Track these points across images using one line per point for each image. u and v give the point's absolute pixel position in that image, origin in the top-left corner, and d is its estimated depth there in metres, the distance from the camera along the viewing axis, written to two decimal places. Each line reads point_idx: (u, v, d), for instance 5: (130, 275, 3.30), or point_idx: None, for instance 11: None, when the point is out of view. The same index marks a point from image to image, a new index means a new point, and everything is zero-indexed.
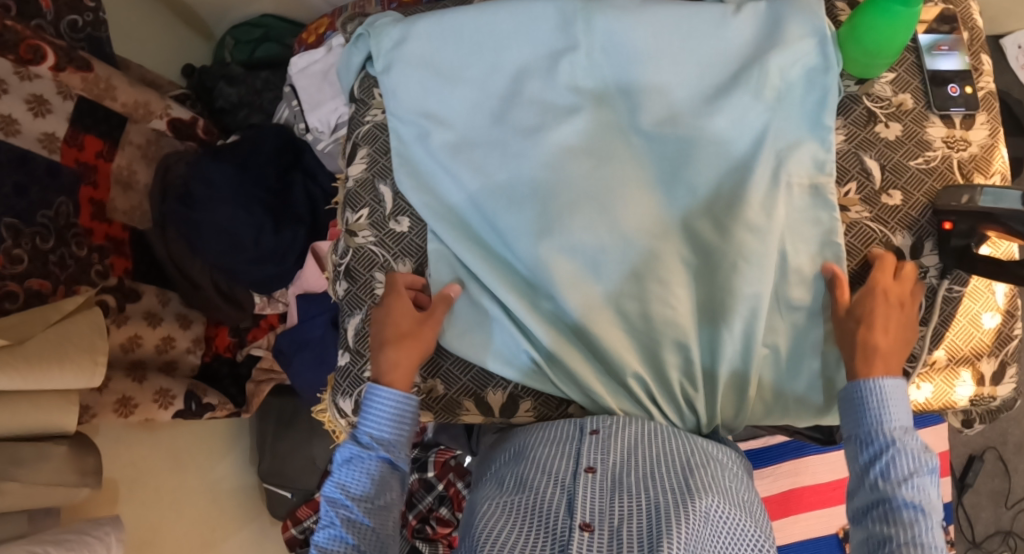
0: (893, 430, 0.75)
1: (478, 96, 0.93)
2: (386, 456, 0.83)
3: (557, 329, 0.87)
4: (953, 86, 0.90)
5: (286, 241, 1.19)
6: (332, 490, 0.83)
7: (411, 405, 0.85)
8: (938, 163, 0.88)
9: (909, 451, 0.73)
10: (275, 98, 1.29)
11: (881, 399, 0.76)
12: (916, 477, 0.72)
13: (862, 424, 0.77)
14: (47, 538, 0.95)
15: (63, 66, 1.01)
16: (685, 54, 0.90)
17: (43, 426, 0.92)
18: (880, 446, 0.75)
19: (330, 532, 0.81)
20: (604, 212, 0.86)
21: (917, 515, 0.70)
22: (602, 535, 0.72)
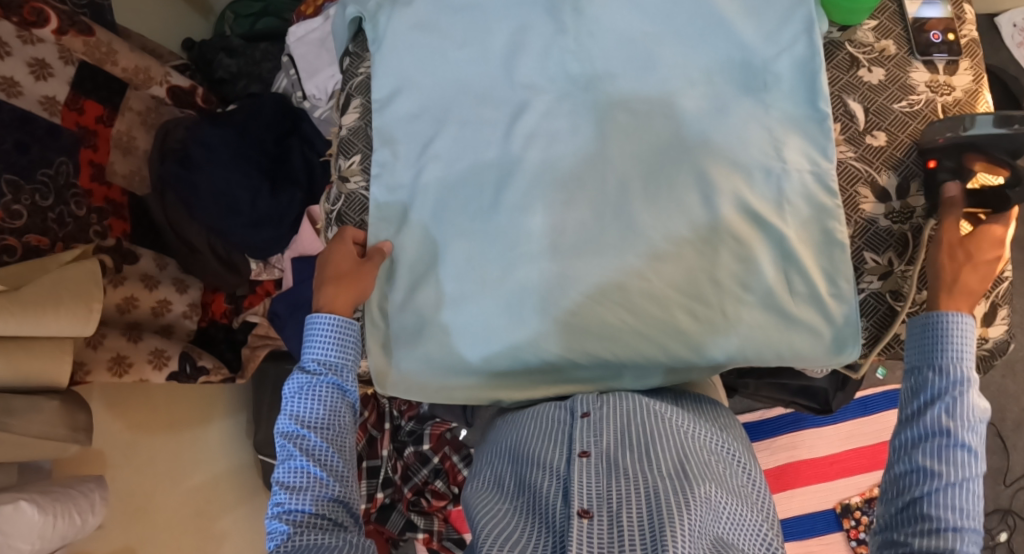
0: (965, 365, 0.76)
1: (462, 78, 0.93)
2: (335, 379, 0.86)
3: (534, 306, 0.86)
4: (934, 32, 0.90)
5: (283, 205, 1.21)
6: (286, 424, 0.85)
7: (351, 327, 0.88)
8: (921, 107, 0.89)
9: (969, 395, 0.75)
10: (274, 68, 1.32)
11: (962, 333, 0.77)
12: (974, 421, 0.75)
13: (936, 353, 0.78)
14: (34, 489, 0.96)
15: (66, 30, 1.04)
16: (673, 35, 0.87)
17: (38, 377, 0.94)
18: (949, 383, 0.76)
19: (291, 464, 0.83)
20: (583, 191, 0.87)
21: (962, 452, 0.74)
22: (602, 520, 0.76)
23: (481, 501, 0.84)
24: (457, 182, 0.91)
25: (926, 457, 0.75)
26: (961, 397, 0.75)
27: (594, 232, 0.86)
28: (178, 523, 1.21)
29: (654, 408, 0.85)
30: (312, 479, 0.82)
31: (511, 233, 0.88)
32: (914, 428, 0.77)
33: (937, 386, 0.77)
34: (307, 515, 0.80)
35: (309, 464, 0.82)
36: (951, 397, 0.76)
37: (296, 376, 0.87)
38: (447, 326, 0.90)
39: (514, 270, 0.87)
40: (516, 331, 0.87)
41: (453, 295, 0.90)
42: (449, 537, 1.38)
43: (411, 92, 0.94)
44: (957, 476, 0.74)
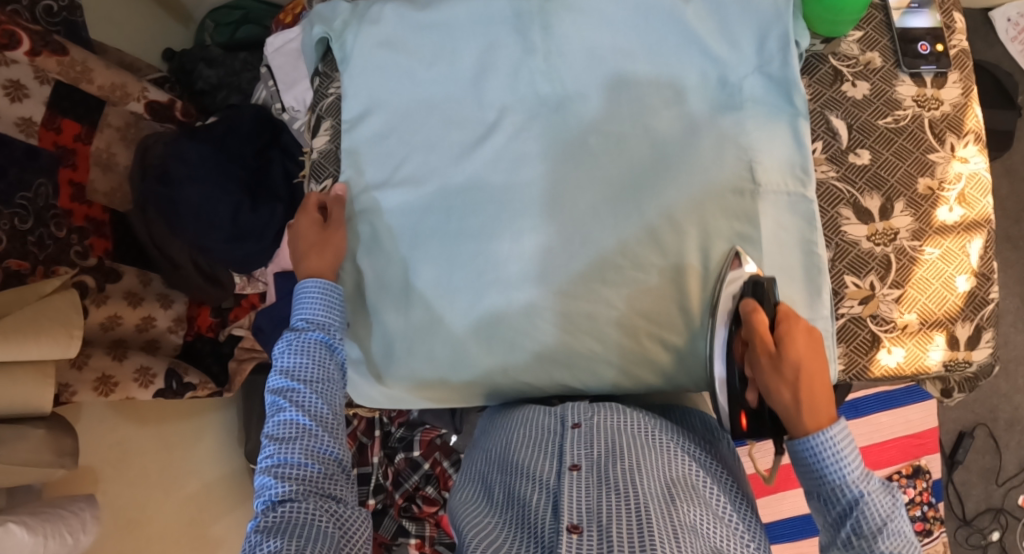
0: (856, 480, 0.69)
1: (430, 98, 0.92)
2: (324, 333, 0.87)
3: (500, 332, 0.86)
4: (922, 43, 0.87)
5: (263, 218, 1.19)
6: (276, 380, 0.85)
7: (337, 290, 0.89)
8: (907, 122, 0.86)
9: (875, 499, 0.68)
10: (253, 78, 1.30)
11: (836, 452, 0.69)
12: (890, 523, 0.68)
13: (822, 478, 0.70)
14: (25, 510, 0.98)
15: (38, 50, 1.03)
16: (644, 53, 0.85)
17: (22, 404, 0.95)
18: (848, 502, 0.69)
19: (281, 417, 0.82)
20: (553, 214, 0.86)
21: None
22: (591, 535, 0.75)
23: (471, 514, 0.84)
24: (431, 205, 0.90)
25: None
26: (873, 510, 0.68)
27: (565, 257, 0.85)
28: (172, 536, 1.23)
29: (647, 423, 0.85)
30: (300, 430, 0.82)
31: (480, 259, 0.87)
32: None
33: (843, 511, 0.70)
34: (301, 467, 0.79)
35: (298, 414, 0.82)
36: (861, 519, 0.68)
37: (285, 337, 0.88)
38: (416, 352, 0.89)
39: (482, 297, 0.87)
40: (485, 359, 0.87)
41: (421, 325, 0.89)
42: (441, 541, 1.37)
43: (382, 112, 0.93)
44: None
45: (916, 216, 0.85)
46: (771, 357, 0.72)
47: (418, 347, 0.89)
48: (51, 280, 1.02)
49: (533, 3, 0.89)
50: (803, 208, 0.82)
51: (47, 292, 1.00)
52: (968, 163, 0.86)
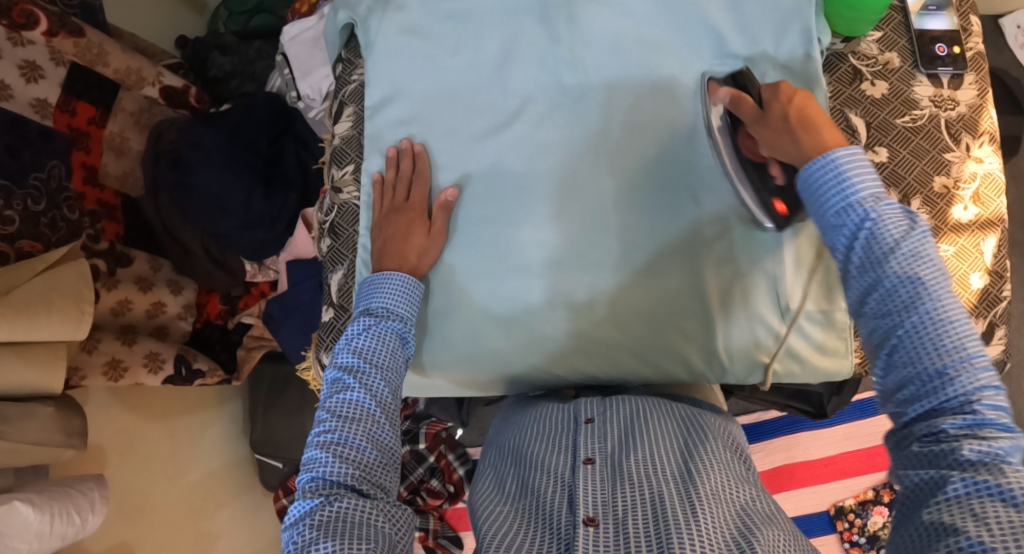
0: (865, 198, 0.64)
1: (454, 86, 0.92)
2: (402, 324, 0.81)
3: (520, 321, 0.87)
4: (940, 45, 0.89)
5: (276, 207, 1.19)
6: (347, 358, 0.78)
7: (418, 286, 0.85)
8: (924, 122, 0.88)
9: (890, 214, 0.63)
10: (268, 66, 1.29)
11: (844, 169, 0.65)
12: (906, 240, 0.62)
13: (831, 199, 0.66)
14: (32, 489, 0.97)
15: (55, 31, 1.02)
16: (668, 45, 0.86)
17: (32, 385, 0.94)
18: (858, 222, 0.64)
19: (345, 397, 0.76)
20: (575, 204, 0.87)
21: (916, 290, 0.61)
22: (607, 527, 0.74)
23: (485, 503, 0.83)
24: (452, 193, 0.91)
25: (892, 325, 0.61)
26: (888, 225, 0.63)
27: (584, 246, 0.86)
28: (175, 524, 1.22)
29: (656, 416, 0.86)
30: (365, 413, 0.75)
31: (501, 247, 0.88)
32: (867, 317, 0.63)
33: (854, 231, 0.64)
34: (364, 454, 0.73)
35: (364, 398, 0.76)
36: (875, 235, 0.63)
37: (359, 319, 0.82)
38: (435, 340, 0.90)
39: (502, 285, 0.88)
40: (504, 346, 0.88)
41: (442, 312, 0.89)
42: (444, 534, 1.39)
43: (404, 98, 0.94)
44: (932, 323, 0.60)
45: (932, 214, 0.86)
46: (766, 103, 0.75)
47: (436, 334, 0.90)
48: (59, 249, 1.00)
49: None
50: None
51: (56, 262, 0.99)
52: (982, 163, 0.88)
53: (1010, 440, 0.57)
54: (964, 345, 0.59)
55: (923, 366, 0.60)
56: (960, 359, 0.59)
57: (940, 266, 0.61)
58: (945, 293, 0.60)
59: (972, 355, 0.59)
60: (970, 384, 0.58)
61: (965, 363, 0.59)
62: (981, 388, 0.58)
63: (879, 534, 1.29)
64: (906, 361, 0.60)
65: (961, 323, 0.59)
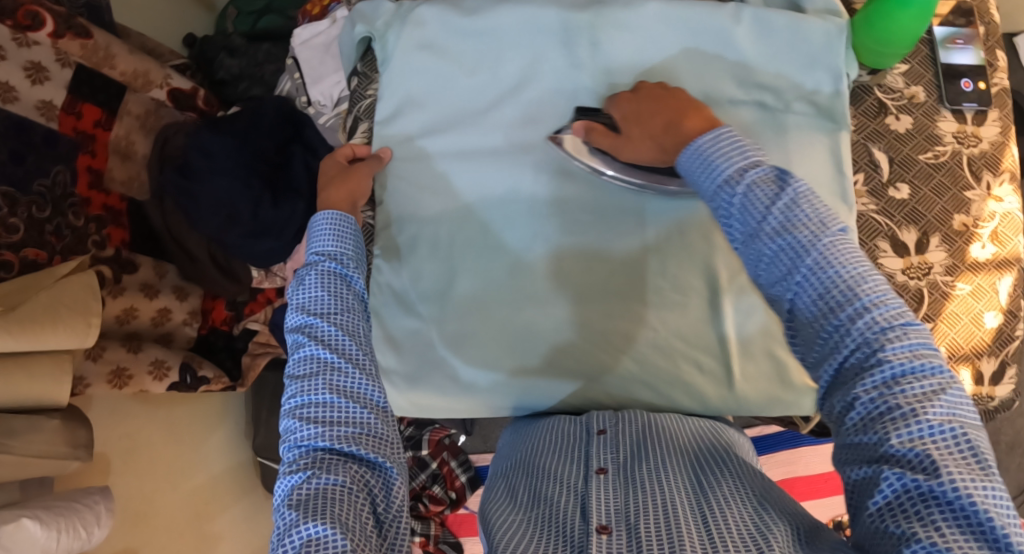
0: (732, 172, 0.67)
1: (474, 107, 0.91)
2: (335, 262, 0.80)
3: (536, 348, 0.87)
4: (966, 80, 0.88)
5: (284, 215, 1.15)
6: (295, 316, 0.78)
7: (349, 220, 0.83)
8: (947, 158, 0.87)
9: (757, 182, 0.66)
10: (276, 70, 1.26)
11: (715, 147, 0.69)
12: (778, 203, 0.64)
13: (706, 179, 0.69)
14: (37, 504, 0.96)
15: (61, 33, 1.00)
16: (694, 74, 0.86)
17: (37, 395, 0.93)
18: (732, 196, 0.67)
19: (301, 355, 0.76)
20: (596, 234, 0.87)
21: (796, 251, 0.63)
22: (621, 535, 0.72)
23: (497, 513, 0.79)
24: (468, 218, 0.89)
25: (783, 291, 0.63)
26: (756, 195, 0.65)
27: (604, 277, 0.87)
28: (178, 529, 1.22)
29: (672, 426, 0.84)
30: (321, 365, 0.75)
31: (520, 273, 0.88)
32: (762, 285, 0.65)
33: (727, 207, 0.67)
34: (329, 407, 0.73)
35: (320, 350, 0.75)
36: (749, 205, 0.65)
37: (302, 269, 0.81)
38: (449, 366, 0.89)
39: (520, 312, 0.87)
40: (519, 372, 0.87)
41: (456, 337, 0.89)
42: (446, 540, 1.40)
43: (419, 117, 0.92)
44: (818, 284, 0.61)
45: (950, 252, 0.86)
46: (618, 104, 0.84)
47: (451, 360, 0.89)
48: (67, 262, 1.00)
49: (583, 15, 0.88)
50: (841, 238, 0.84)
51: (64, 273, 0.98)
52: (1002, 202, 0.87)
53: (946, 394, 0.57)
54: (856, 293, 0.60)
55: (822, 325, 0.61)
56: (858, 314, 0.60)
57: (811, 219, 0.63)
58: (823, 244, 0.62)
59: (872, 301, 0.60)
60: (875, 339, 0.59)
61: (862, 318, 0.60)
62: (894, 346, 0.58)
63: None
64: (807, 327, 0.62)
65: (854, 268, 0.61)
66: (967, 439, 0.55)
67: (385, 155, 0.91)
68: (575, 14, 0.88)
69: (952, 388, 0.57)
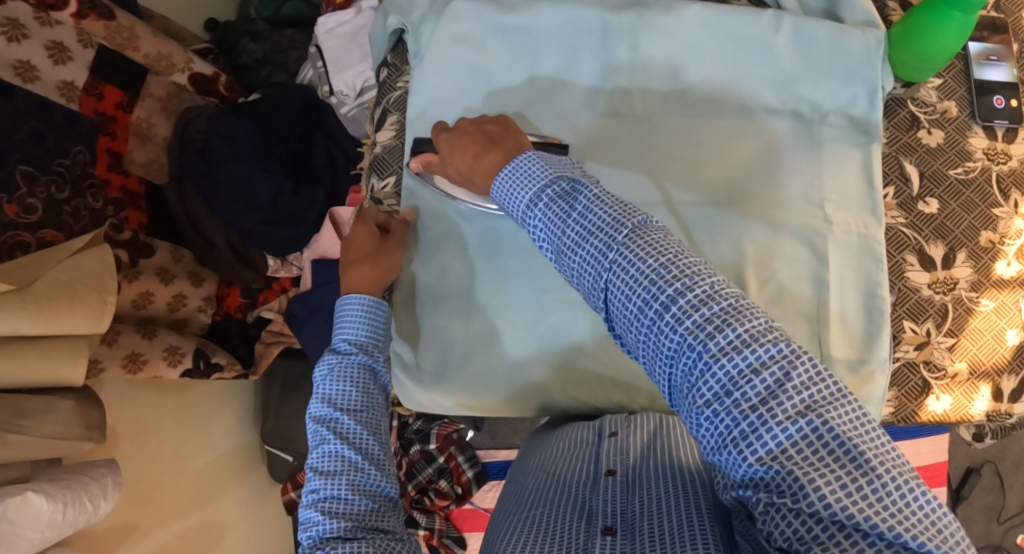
0: (536, 192, 0.69)
1: (509, 105, 0.90)
2: (367, 357, 0.81)
3: (558, 352, 0.87)
4: (998, 97, 0.88)
5: (304, 203, 1.17)
6: (318, 407, 0.78)
7: (383, 309, 0.84)
8: (977, 175, 0.87)
9: (555, 199, 0.68)
10: (300, 57, 1.26)
11: (523, 169, 0.71)
12: (576, 212, 0.66)
13: (518, 202, 0.71)
14: (45, 477, 0.96)
15: (85, 13, 0.99)
16: (730, 82, 0.86)
17: (50, 378, 0.91)
18: (537, 216, 0.69)
19: (325, 450, 0.75)
20: None
21: (599, 260, 0.64)
22: (625, 535, 0.73)
23: (506, 516, 0.80)
24: (497, 219, 0.89)
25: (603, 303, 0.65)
26: (554, 212, 0.68)
27: None
28: (184, 515, 1.21)
29: (681, 428, 0.84)
30: (346, 463, 0.74)
31: (547, 275, 0.87)
32: (587, 298, 0.66)
33: (540, 223, 0.69)
34: (349, 502, 0.72)
35: (344, 447, 0.75)
36: (553, 221, 0.68)
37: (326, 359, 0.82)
38: (473, 366, 0.88)
39: (548, 312, 0.87)
40: (544, 376, 0.88)
41: (481, 338, 0.88)
42: (449, 534, 1.40)
43: (451, 113, 0.91)
44: (628, 293, 0.62)
45: (976, 268, 0.86)
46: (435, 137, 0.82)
47: (475, 361, 0.88)
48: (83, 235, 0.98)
49: (622, 17, 0.87)
50: (868, 249, 0.84)
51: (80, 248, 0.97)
52: None
53: (783, 384, 0.57)
54: (659, 287, 0.61)
55: (637, 335, 0.62)
56: (665, 310, 0.60)
57: (603, 224, 0.65)
58: (619, 242, 0.63)
59: (680, 289, 0.60)
60: (688, 341, 0.59)
61: (671, 317, 0.60)
62: (716, 344, 0.58)
63: None
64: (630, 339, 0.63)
65: (653, 260, 0.62)
66: (826, 427, 0.55)
67: (410, 218, 0.90)
68: (615, 15, 0.88)
69: (795, 368, 0.57)
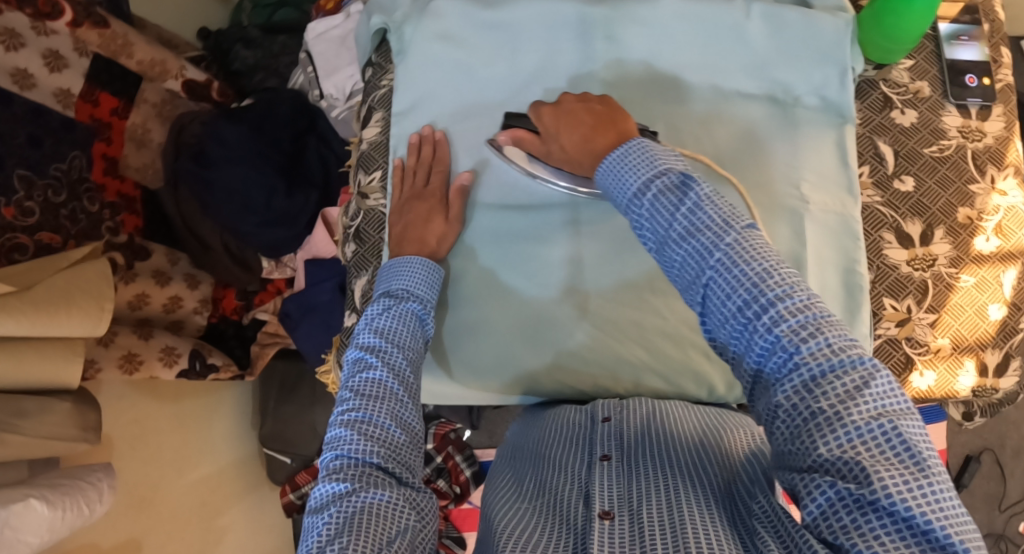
0: (639, 179, 0.67)
1: (489, 99, 0.92)
2: (422, 306, 0.81)
3: (543, 339, 0.88)
4: (970, 76, 0.89)
5: (298, 204, 1.19)
6: (367, 337, 0.78)
7: (439, 274, 0.84)
8: (952, 152, 0.88)
9: (663, 188, 0.65)
10: (292, 62, 1.28)
11: (625, 156, 0.68)
12: (685, 207, 0.64)
13: (619, 186, 0.68)
14: (43, 482, 0.97)
15: (81, 22, 1.02)
16: (705, 69, 0.87)
17: (48, 379, 0.92)
18: (638, 203, 0.66)
19: (370, 375, 0.76)
20: (607, 223, 0.87)
21: (703, 256, 0.63)
22: (623, 519, 0.74)
23: (501, 500, 0.81)
24: (476, 210, 0.90)
25: (698, 292, 0.63)
26: (661, 203, 0.65)
27: (612, 266, 0.87)
28: (183, 518, 1.23)
29: (673, 412, 0.84)
30: (387, 392, 0.75)
31: (530, 260, 0.88)
32: (682, 288, 0.65)
33: (637, 214, 0.67)
34: (384, 431, 0.73)
35: (387, 376, 0.75)
36: (655, 211, 0.65)
37: (379, 299, 0.82)
38: (460, 354, 0.89)
39: (532, 299, 0.88)
40: (529, 365, 0.88)
41: (466, 325, 0.89)
42: (449, 534, 1.40)
43: (432, 107, 0.93)
44: (731, 287, 0.61)
45: (955, 244, 0.87)
46: (540, 116, 0.81)
47: (462, 350, 0.89)
48: (81, 249, 1.01)
49: (598, 10, 0.89)
50: (847, 228, 0.85)
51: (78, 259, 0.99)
52: (1006, 196, 0.89)
53: (869, 389, 0.56)
54: (761, 290, 0.60)
55: (733, 327, 0.61)
56: (764, 312, 0.59)
57: (715, 223, 0.63)
58: (727, 243, 0.62)
59: (777, 296, 0.59)
60: (784, 340, 0.58)
61: (768, 319, 0.59)
62: (808, 348, 0.58)
63: None
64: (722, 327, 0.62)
65: (758, 265, 0.61)
66: (897, 432, 0.55)
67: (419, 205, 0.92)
68: (591, 8, 0.89)
69: (875, 380, 0.56)
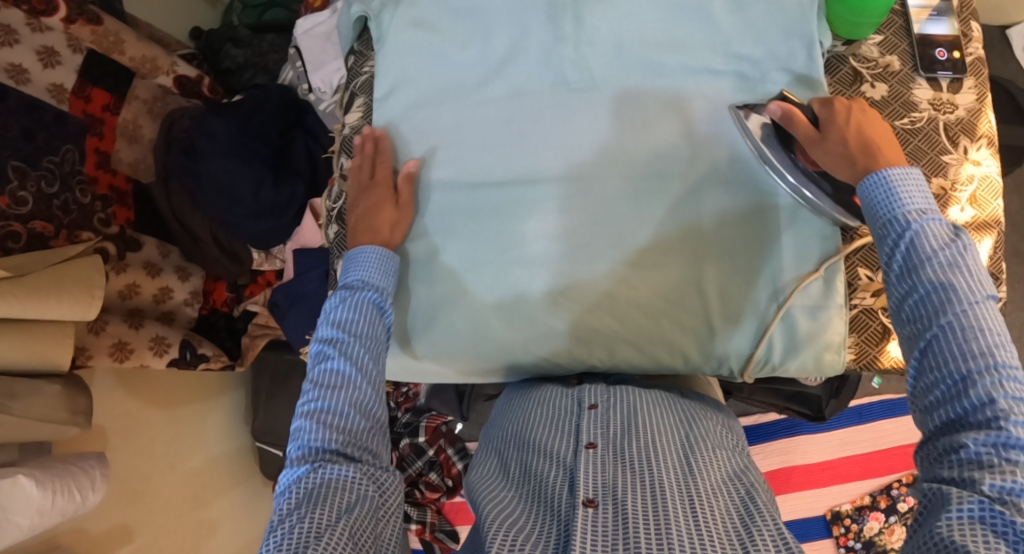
0: (909, 211, 0.70)
1: (465, 81, 0.94)
2: (377, 294, 0.81)
3: (517, 312, 0.88)
4: (940, 49, 0.91)
5: (285, 196, 1.21)
6: (326, 331, 0.80)
7: (395, 256, 0.85)
8: (923, 124, 0.89)
9: (933, 228, 0.68)
10: (280, 59, 1.33)
11: (902, 183, 0.71)
12: (944, 251, 0.67)
13: (881, 207, 0.71)
14: (34, 464, 0.97)
15: (74, 18, 1.06)
16: (673, 47, 0.88)
17: (41, 360, 0.94)
18: (901, 230, 0.69)
19: (327, 367, 0.78)
20: (580, 196, 0.88)
21: (946, 296, 0.65)
22: (607, 507, 0.72)
23: (487, 487, 0.82)
24: (450, 189, 0.92)
25: (926, 326, 0.66)
26: (931, 240, 0.68)
27: (585, 237, 0.87)
28: (175, 511, 1.23)
29: (658, 409, 0.84)
30: (346, 382, 0.77)
31: (505, 235, 0.89)
32: (904, 323, 0.68)
33: (897, 242, 0.70)
34: (344, 421, 0.75)
35: (345, 369, 0.77)
36: (914, 244, 0.68)
37: (338, 290, 0.83)
38: (435, 329, 0.91)
39: (506, 273, 0.88)
40: (504, 338, 0.89)
41: (442, 300, 0.91)
42: (441, 528, 1.40)
43: (408, 91, 0.96)
44: (964, 331, 0.64)
45: None
46: (829, 104, 0.80)
47: (438, 327, 0.91)
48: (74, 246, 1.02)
49: None
50: None
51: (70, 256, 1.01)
52: (980, 165, 0.89)
53: None
54: (995, 356, 0.63)
55: (950, 372, 0.64)
56: (987, 373, 0.63)
57: (977, 280, 0.66)
58: (980, 305, 0.65)
59: (1002, 366, 0.63)
60: (999, 404, 0.62)
61: (989, 381, 0.63)
62: (1014, 419, 0.61)
63: (875, 541, 1.27)
64: (937, 362, 0.65)
65: (992, 334, 0.64)
66: None
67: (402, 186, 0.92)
68: None
69: None
